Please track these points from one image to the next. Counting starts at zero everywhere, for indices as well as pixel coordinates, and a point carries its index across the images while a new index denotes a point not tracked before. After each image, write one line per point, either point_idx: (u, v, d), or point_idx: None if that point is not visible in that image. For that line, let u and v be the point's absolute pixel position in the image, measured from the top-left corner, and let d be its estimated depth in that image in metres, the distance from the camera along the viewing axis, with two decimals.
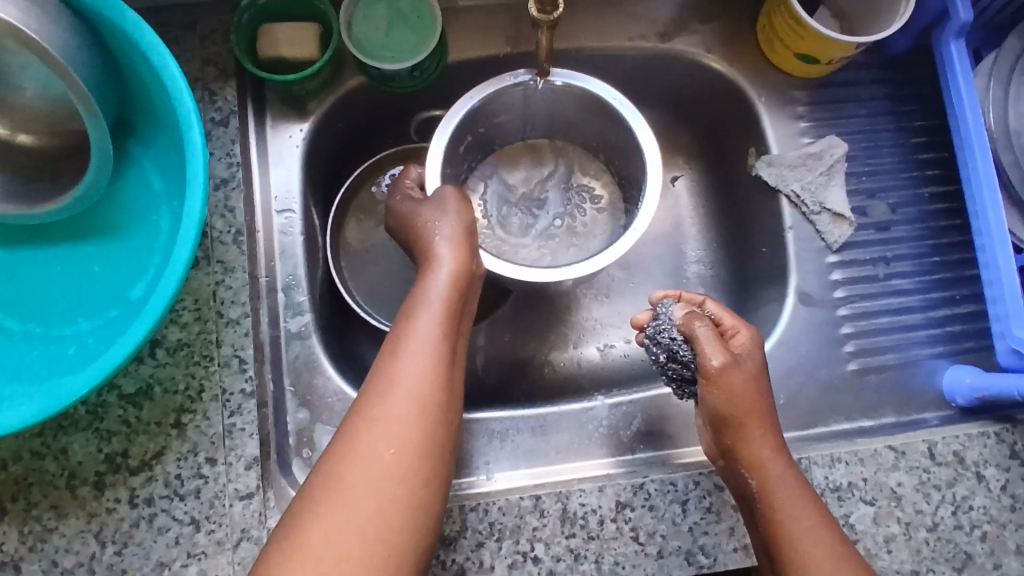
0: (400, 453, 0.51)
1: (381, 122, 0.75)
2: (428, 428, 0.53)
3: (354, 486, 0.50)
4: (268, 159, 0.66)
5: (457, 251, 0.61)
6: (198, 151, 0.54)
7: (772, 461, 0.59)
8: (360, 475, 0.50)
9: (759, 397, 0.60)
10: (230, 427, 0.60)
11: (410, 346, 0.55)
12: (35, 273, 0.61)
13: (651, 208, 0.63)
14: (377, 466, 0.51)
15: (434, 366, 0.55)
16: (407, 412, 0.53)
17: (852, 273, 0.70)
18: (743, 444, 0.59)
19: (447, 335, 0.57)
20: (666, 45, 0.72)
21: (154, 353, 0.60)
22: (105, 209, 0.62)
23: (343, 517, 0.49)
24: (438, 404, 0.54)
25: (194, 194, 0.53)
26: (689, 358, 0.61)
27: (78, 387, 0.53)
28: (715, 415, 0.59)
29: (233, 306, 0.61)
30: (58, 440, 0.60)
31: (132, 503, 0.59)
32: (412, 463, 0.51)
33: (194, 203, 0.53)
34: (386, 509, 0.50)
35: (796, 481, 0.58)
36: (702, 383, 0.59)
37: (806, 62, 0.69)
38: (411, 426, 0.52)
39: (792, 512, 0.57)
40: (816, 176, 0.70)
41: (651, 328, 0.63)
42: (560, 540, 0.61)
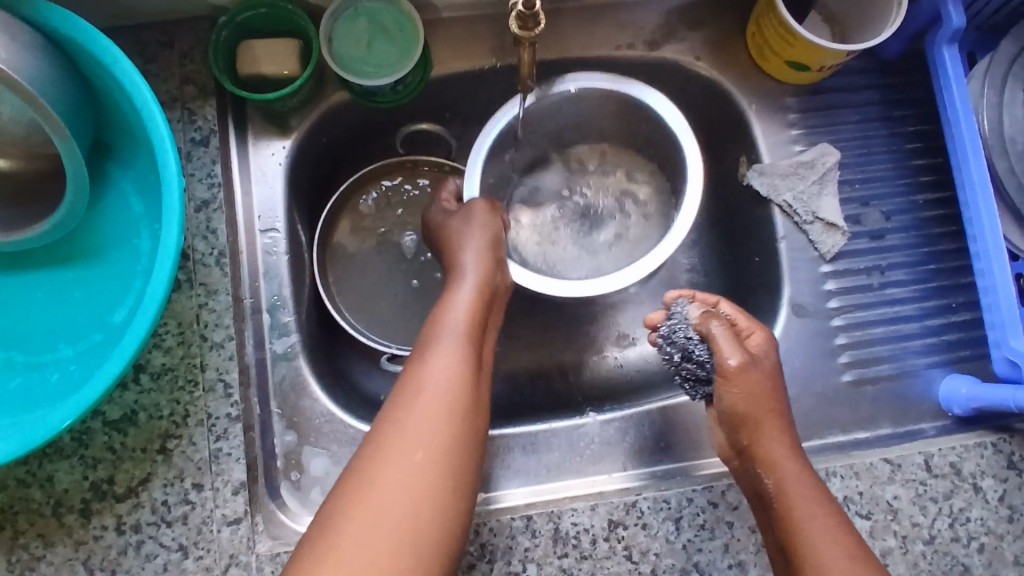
0: (438, 438, 0.50)
1: (367, 135, 0.74)
2: (463, 414, 0.52)
3: (387, 482, 0.48)
4: (250, 177, 0.65)
5: (481, 262, 0.61)
6: (173, 175, 0.53)
7: (788, 462, 0.58)
8: (398, 459, 0.49)
9: (773, 397, 0.60)
10: (216, 452, 0.59)
11: (441, 339, 0.55)
12: (15, 299, 0.60)
13: (690, 216, 0.63)
14: (415, 450, 0.49)
15: (465, 357, 0.55)
16: (444, 396, 0.52)
17: (846, 282, 0.69)
18: (758, 444, 0.59)
19: (473, 341, 0.57)
20: (654, 54, 0.71)
21: (138, 378, 0.59)
22: (86, 233, 0.61)
23: (376, 519, 0.46)
24: (467, 408, 0.53)
25: (172, 216, 0.53)
26: (705, 358, 0.61)
27: (57, 420, 0.52)
28: (733, 412, 0.59)
29: (217, 329, 0.60)
30: (44, 467, 0.59)
31: (119, 531, 0.58)
32: (450, 447, 0.50)
33: (173, 226, 0.53)
34: (425, 493, 0.48)
35: (812, 482, 0.57)
36: (719, 380, 0.59)
37: (796, 69, 0.68)
38: (449, 411, 0.52)
39: (807, 512, 0.55)
40: (809, 185, 0.69)
41: (665, 327, 0.63)
42: (552, 560, 0.60)
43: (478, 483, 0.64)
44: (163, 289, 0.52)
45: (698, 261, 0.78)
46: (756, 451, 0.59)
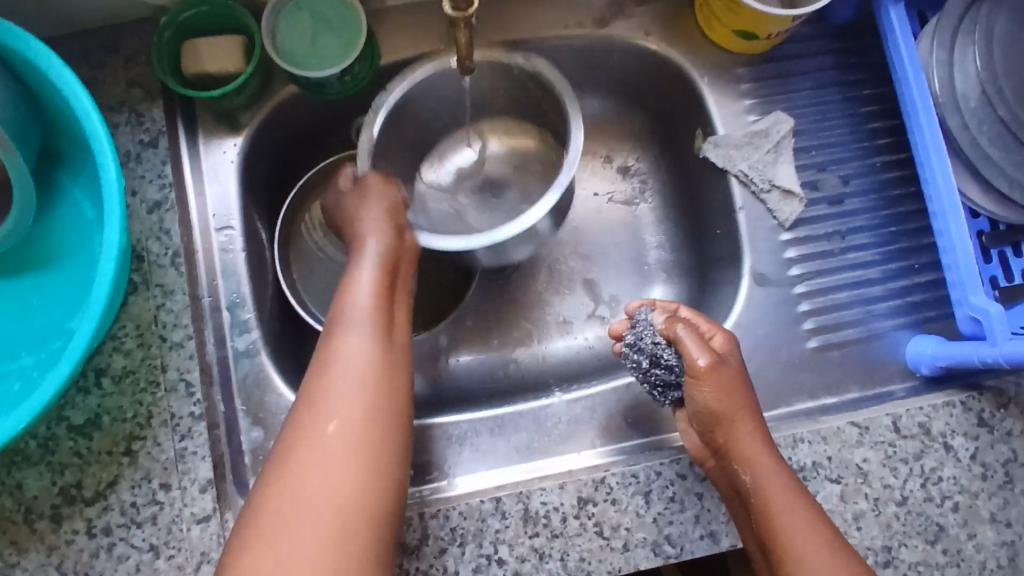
0: (353, 443, 0.50)
1: (322, 128, 0.74)
2: (371, 412, 0.52)
3: (305, 477, 0.48)
4: (203, 177, 0.65)
5: (381, 232, 0.60)
6: (114, 178, 0.54)
7: (763, 458, 0.58)
8: (310, 468, 0.49)
9: (745, 393, 0.59)
10: (182, 451, 0.59)
11: (348, 329, 0.55)
12: None
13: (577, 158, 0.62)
14: (326, 457, 0.49)
15: (376, 350, 0.54)
16: (357, 404, 0.52)
17: (807, 250, 0.69)
18: (735, 443, 0.58)
19: (379, 317, 0.56)
20: (604, 31, 0.70)
21: (100, 383, 0.59)
22: (40, 240, 0.61)
23: (296, 519, 0.47)
24: (380, 383, 0.53)
25: (112, 224, 0.53)
26: (674, 362, 0.61)
27: (15, 421, 0.53)
28: (706, 413, 0.58)
29: (175, 329, 0.61)
30: (12, 476, 0.59)
31: (90, 534, 0.59)
32: (370, 420, 0.51)
33: (114, 232, 0.54)
34: (347, 499, 0.48)
35: (787, 475, 0.58)
36: (691, 381, 0.58)
37: (745, 38, 0.68)
38: (356, 403, 0.52)
39: (784, 507, 0.56)
40: (763, 154, 0.69)
41: (631, 335, 0.63)
42: (523, 540, 0.60)
43: (447, 468, 0.64)
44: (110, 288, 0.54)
45: (663, 237, 0.79)
46: (729, 451, 0.58)
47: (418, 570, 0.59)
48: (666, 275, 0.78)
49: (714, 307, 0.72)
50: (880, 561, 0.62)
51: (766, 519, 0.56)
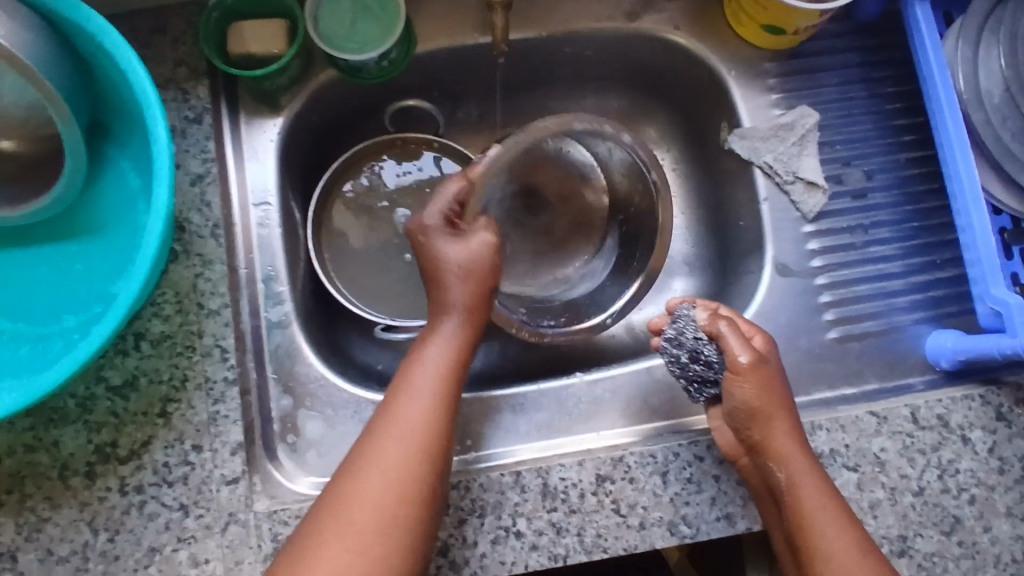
0: (412, 449, 0.55)
1: (357, 114, 0.77)
2: (438, 423, 0.56)
3: (371, 475, 0.54)
4: (244, 154, 0.68)
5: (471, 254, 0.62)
6: (164, 146, 0.55)
7: (798, 456, 0.59)
8: (375, 468, 0.54)
9: (781, 392, 0.61)
10: (215, 415, 0.62)
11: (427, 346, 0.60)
12: (18, 273, 0.63)
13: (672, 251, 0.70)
14: (389, 457, 0.54)
15: (447, 364, 0.59)
16: (425, 413, 0.56)
17: (829, 242, 0.70)
18: (772, 439, 0.59)
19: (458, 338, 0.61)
20: (635, 24, 0.72)
21: (138, 346, 0.62)
22: (85, 209, 0.64)
23: (360, 511, 0.53)
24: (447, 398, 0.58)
25: (160, 189, 0.55)
26: (714, 358, 0.61)
27: (56, 374, 0.56)
28: (744, 409, 0.59)
29: (213, 297, 0.63)
30: (49, 433, 0.62)
31: (122, 491, 0.61)
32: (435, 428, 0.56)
33: (161, 197, 0.55)
34: (404, 497, 0.53)
35: (821, 476, 0.59)
36: (730, 376, 0.60)
37: (771, 32, 0.69)
38: (424, 414, 0.56)
39: (818, 504, 0.57)
40: (788, 147, 0.70)
41: (672, 329, 0.63)
42: (542, 514, 0.62)
43: (468, 442, 0.66)
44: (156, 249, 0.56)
45: (685, 229, 0.80)
46: (766, 449, 0.59)
47: (438, 540, 0.61)
48: (689, 266, 0.79)
49: (735, 297, 0.73)
50: (895, 550, 0.62)
51: (799, 513, 0.57)
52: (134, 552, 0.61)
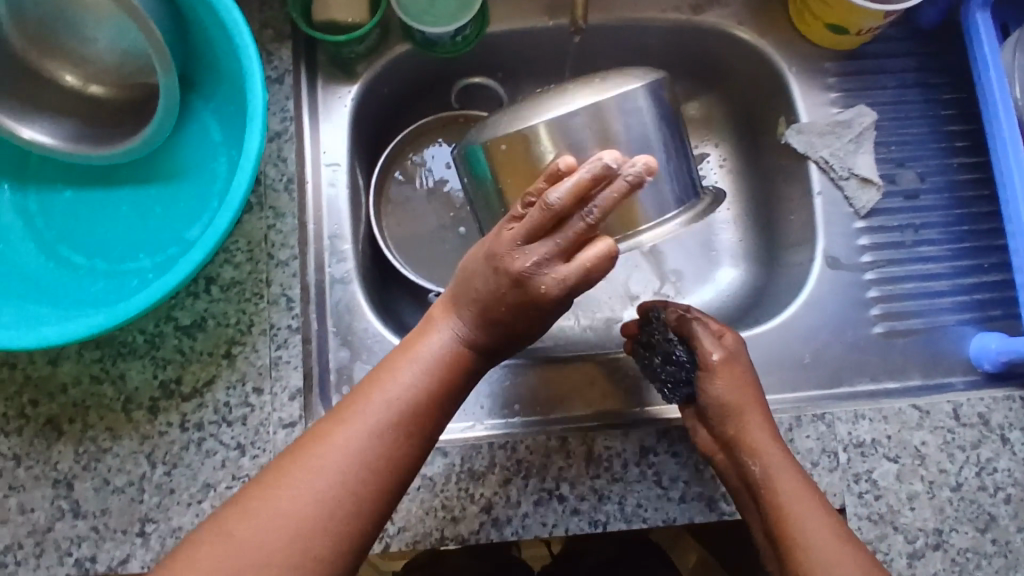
0: (363, 457, 0.50)
1: (423, 88, 0.79)
2: (400, 439, 0.52)
3: (317, 466, 0.50)
4: (319, 117, 0.71)
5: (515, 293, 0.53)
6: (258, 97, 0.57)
7: (771, 449, 0.58)
8: (321, 463, 0.50)
9: (754, 390, 0.61)
10: (276, 359, 0.64)
11: (411, 358, 0.55)
12: (98, 212, 0.66)
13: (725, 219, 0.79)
14: (337, 455, 0.50)
15: (427, 381, 0.54)
16: (389, 424, 0.52)
17: (880, 239, 0.71)
18: (744, 434, 0.58)
19: (448, 359, 0.55)
20: (698, 17, 0.75)
21: (209, 289, 0.65)
22: (167, 157, 0.67)
23: (292, 500, 0.49)
24: (417, 418, 0.53)
25: (251, 138, 0.57)
26: (684, 358, 0.63)
27: (140, 302, 0.58)
28: (716, 404, 0.60)
29: (283, 249, 0.66)
30: (116, 367, 0.64)
31: (182, 427, 0.63)
32: (393, 442, 0.52)
33: (251, 146, 0.57)
34: (338, 502, 0.49)
35: (795, 471, 0.57)
36: (701, 374, 0.60)
37: (834, 31, 0.71)
38: (388, 424, 0.52)
39: (794, 497, 0.56)
40: (844, 143, 0.72)
41: (646, 333, 0.67)
42: (584, 480, 0.63)
43: (517, 406, 0.68)
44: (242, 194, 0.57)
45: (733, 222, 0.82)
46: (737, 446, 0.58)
47: (483, 496, 0.63)
48: (735, 258, 0.81)
49: (783, 289, 0.74)
50: (930, 543, 0.63)
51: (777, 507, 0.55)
52: (189, 487, 0.63)
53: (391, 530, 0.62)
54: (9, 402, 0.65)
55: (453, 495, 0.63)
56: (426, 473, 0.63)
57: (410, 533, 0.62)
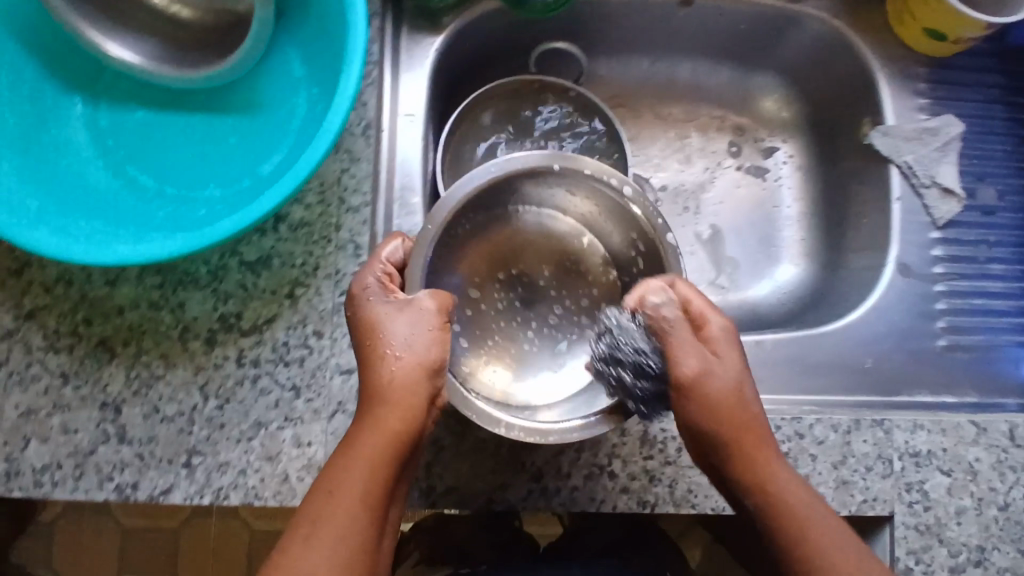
0: (345, 536, 0.49)
1: (502, 52, 0.77)
2: (376, 498, 0.50)
3: (303, 562, 0.48)
4: (401, 65, 0.69)
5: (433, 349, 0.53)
6: (360, 32, 0.55)
7: (774, 475, 0.51)
8: (308, 562, 0.48)
9: (741, 405, 0.52)
10: (340, 305, 0.63)
11: (371, 409, 0.52)
12: (170, 136, 0.65)
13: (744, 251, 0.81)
14: (320, 550, 0.48)
15: (394, 430, 0.51)
16: (360, 491, 0.50)
17: (954, 251, 0.70)
18: (729, 461, 0.52)
19: (411, 405, 0.52)
20: (795, 6, 0.73)
21: (278, 227, 0.64)
22: (247, 89, 0.65)
23: None
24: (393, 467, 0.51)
25: (352, 71, 0.54)
26: (656, 367, 0.53)
27: (227, 226, 0.53)
28: (694, 429, 0.52)
29: (355, 194, 0.64)
30: (176, 295, 0.63)
31: (239, 362, 0.63)
32: (371, 506, 0.50)
33: (351, 79, 0.54)
34: None
35: (806, 494, 0.51)
36: (674, 394, 0.53)
37: (932, 38, 0.70)
38: (360, 491, 0.50)
39: (803, 538, 0.49)
40: (930, 151, 0.70)
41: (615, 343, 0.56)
42: (637, 459, 0.63)
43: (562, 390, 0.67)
44: (338, 125, 0.53)
45: (797, 222, 0.81)
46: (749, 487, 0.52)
47: (534, 465, 0.62)
48: (797, 256, 0.80)
49: (847, 292, 0.73)
50: (973, 559, 0.62)
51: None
52: (241, 423, 0.62)
53: (438, 489, 0.62)
54: (62, 319, 0.63)
55: (504, 461, 0.62)
56: (478, 436, 0.63)
57: (458, 494, 0.62)
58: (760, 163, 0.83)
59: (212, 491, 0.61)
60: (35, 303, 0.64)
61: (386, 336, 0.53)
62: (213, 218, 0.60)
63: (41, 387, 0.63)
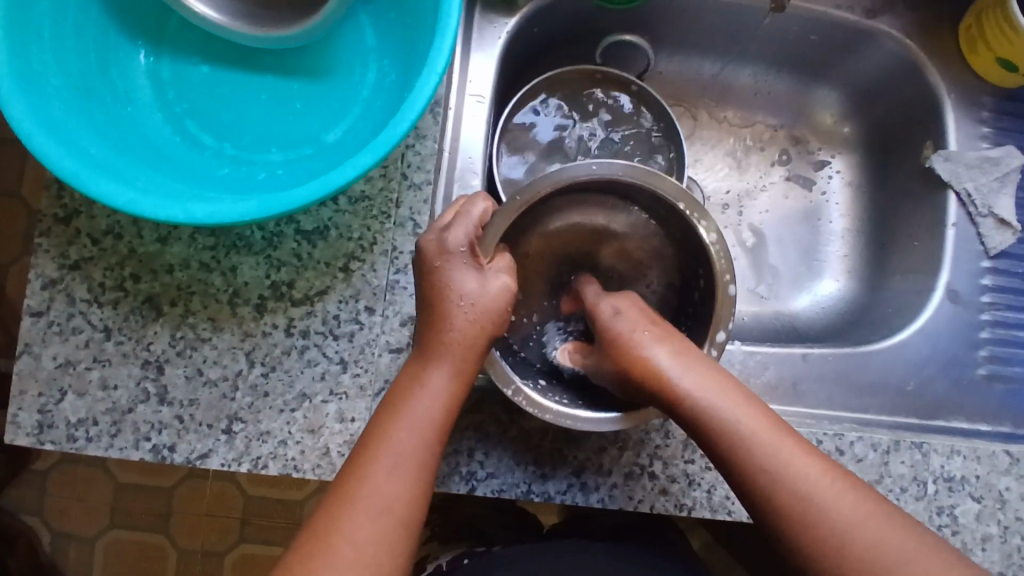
0: (404, 481, 0.51)
1: (569, 38, 0.77)
2: (431, 452, 0.52)
3: (367, 499, 0.49)
4: (472, 44, 0.68)
5: (490, 314, 0.56)
6: (453, 7, 0.54)
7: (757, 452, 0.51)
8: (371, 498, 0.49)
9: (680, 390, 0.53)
10: (394, 283, 0.62)
11: (432, 365, 0.54)
12: (233, 95, 0.63)
13: (784, 270, 0.80)
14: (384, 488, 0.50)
15: (452, 385, 0.54)
16: (420, 441, 0.52)
17: (1002, 281, 0.71)
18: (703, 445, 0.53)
19: (468, 365, 0.54)
20: (870, 22, 0.72)
21: (338, 198, 0.63)
22: (315, 54, 0.64)
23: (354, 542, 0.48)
24: (446, 422, 0.54)
25: (442, 46, 0.53)
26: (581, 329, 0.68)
27: (302, 194, 0.51)
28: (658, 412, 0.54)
29: (418, 172, 0.63)
30: (228, 258, 0.62)
31: (287, 332, 0.62)
32: (428, 458, 0.52)
33: (440, 55, 0.53)
34: (394, 533, 0.49)
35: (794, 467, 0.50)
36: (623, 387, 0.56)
37: (1004, 67, 0.69)
38: (421, 442, 0.52)
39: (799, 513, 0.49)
40: (990, 180, 0.71)
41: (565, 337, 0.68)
42: (678, 463, 0.63)
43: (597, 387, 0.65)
44: (425, 100, 0.52)
45: (843, 237, 0.81)
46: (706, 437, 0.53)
47: (575, 459, 0.62)
48: (840, 271, 0.80)
49: (890, 313, 0.73)
50: None
51: (791, 505, 0.49)
52: (285, 393, 0.61)
53: (479, 474, 0.61)
54: (108, 272, 0.62)
55: (546, 452, 0.62)
56: (523, 425, 0.62)
57: (498, 481, 0.61)
58: (809, 175, 0.83)
59: (251, 459, 0.60)
60: (81, 254, 0.62)
61: (455, 287, 0.55)
62: (276, 182, 0.58)
63: (81, 340, 0.61)
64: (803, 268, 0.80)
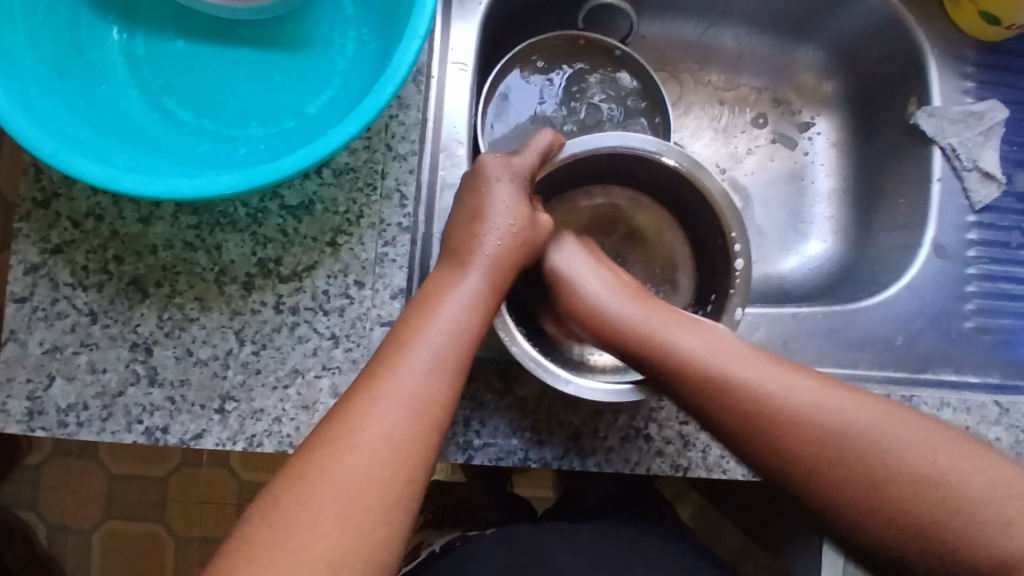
0: (424, 382, 0.49)
1: (551, 5, 0.76)
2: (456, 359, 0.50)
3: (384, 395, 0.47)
4: (451, 11, 0.67)
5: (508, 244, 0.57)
6: None
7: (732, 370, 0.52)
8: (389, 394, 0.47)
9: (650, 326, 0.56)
10: (382, 255, 0.62)
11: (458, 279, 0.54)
12: (209, 70, 0.62)
13: (774, 234, 0.80)
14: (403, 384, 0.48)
15: (478, 297, 0.53)
16: (444, 346, 0.50)
17: (988, 235, 0.71)
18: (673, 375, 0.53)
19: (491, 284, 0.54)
20: None
21: (322, 171, 0.62)
22: (292, 25, 0.63)
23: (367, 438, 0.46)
24: (472, 332, 0.52)
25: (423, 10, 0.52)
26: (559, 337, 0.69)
27: (289, 164, 0.50)
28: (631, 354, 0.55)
29: (403, 142, 0.63)
30: (213, 237, 0.61)
31: (277, 308, 0.61)
32: (452, 363, 0.50)
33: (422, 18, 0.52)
34: (408, 430, 0.47)
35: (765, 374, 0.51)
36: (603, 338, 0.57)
37: (985, 21, 0.69)
38: (447, 347, 0.50)
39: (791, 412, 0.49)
40: (974, 134, 0.71)
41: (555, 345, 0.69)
42: (673, 424, 0.63)
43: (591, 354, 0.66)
44: (409, 62, 0.51)
45: (830, 198, 0.81)
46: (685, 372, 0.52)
47: (571, 424, 0.62)
48: (828, 231, 0.80)
49: (878, 270, 0.74)
50: None
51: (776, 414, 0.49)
52: (277, 369, 0.61)
53: (476, 443, 0.61)
54: (91, 254, 0.61)
55: (542, 419, 0.62)
56: (518, 393, 0.62)
57: (494, 449, 0.61)
58: (793, 136, 0.83)
59: (246, 437, 0.60)
60: (62, 238, 0.61)
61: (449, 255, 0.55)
62: (257, 155, 0.58)
63: (66, 324, 0.60)
64: (793, 232, 0.80)
